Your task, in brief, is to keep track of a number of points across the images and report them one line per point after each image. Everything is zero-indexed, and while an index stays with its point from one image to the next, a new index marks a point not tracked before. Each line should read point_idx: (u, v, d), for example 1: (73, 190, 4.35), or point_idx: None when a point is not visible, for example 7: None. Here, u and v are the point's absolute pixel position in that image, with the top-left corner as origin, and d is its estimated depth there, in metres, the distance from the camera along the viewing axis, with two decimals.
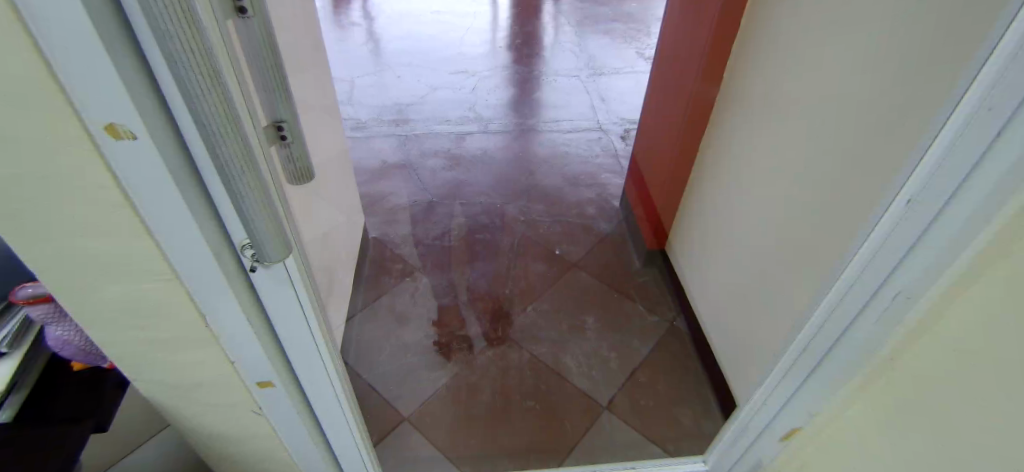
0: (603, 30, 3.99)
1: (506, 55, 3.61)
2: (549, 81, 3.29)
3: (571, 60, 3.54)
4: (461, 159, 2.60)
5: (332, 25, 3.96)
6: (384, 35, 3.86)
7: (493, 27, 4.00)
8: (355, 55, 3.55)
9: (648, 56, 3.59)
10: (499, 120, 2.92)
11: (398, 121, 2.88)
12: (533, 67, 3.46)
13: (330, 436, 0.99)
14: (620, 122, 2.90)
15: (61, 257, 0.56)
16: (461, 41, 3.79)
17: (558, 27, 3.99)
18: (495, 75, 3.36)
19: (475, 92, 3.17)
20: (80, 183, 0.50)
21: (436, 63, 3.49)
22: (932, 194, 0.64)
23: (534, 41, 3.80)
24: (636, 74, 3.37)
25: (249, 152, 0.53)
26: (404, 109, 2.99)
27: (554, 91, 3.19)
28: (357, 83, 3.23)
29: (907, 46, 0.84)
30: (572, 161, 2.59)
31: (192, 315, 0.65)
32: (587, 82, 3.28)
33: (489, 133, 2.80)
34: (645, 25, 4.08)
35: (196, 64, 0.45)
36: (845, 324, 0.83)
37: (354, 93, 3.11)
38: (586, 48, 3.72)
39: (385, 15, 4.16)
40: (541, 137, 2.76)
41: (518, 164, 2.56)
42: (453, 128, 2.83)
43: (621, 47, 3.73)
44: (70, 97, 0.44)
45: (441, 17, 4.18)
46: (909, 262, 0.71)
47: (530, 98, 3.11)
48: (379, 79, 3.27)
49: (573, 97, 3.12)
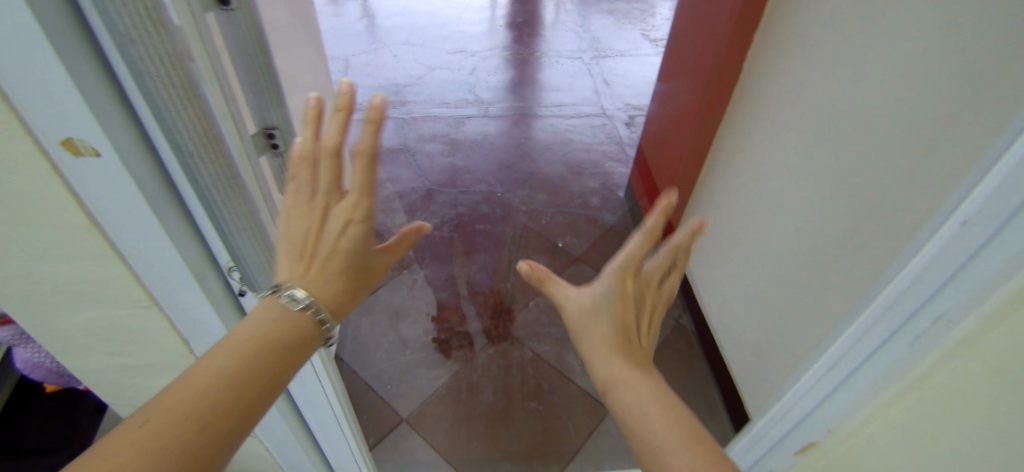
0: (606, 10, 3.84)
1: (506, 35, 3.48)
2: (551, 62, 3.17)
3: (575, 41, 3.41)
4: (461, 144, 2.51)
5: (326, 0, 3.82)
6: (378, 11, 3.71)
7: (493, 5, 3.84)
8: (347, 32, 3.41)
9: (653, 38, 3.47)
10: (499, 103, 2.82)
11: (395, 103, 2.77)
12: (534, 47, 3.34)
13: (324, 452, 0.94)
14: (625, 108, 2.80)
15: (23, 287, 0.50)
16: (459, 19, 3.65)
17: (559, 6, 3.86)
18: (496, 56, 3.23)
19: (475, 73, 3.05)
20: (37, 205, 0.43)
21: (434, 43, 3.34)
22: (1001, 199, 0.54)
23: (535, 20, 3.67)
24: (641, 57, 3.25)
25: (232, 170, 0.47)
26: (401, 90, 2.87)
27: (556, 73, 3.08)
28: (352, 61, 3.10)
29: (966, 45, 0.77)
30: (574, 148, 2.51)
31: (175, 341, 0.59)
32: (592, 65, 3.16)
33: (489, 117, 2.70)
34: (652, 5, 3.93)
35: (175, 82, 0.39)
36: (878, 342, 0.75)
37: (348, 72, 3.00)
38: (590, 28, 3.59)
39: None
40: (542, 122, 2.67)
41: (519, 152, 2.47)
42: (452, 112, 2.73)
43: (626, 28, 3.59)
44: (16, 107, 0.36)
45: None
46: (953, 283, 0.62)
47: (532, 81, 3.00)
48: (375, 58, 3.14)
49: (579, 80, 3.02)
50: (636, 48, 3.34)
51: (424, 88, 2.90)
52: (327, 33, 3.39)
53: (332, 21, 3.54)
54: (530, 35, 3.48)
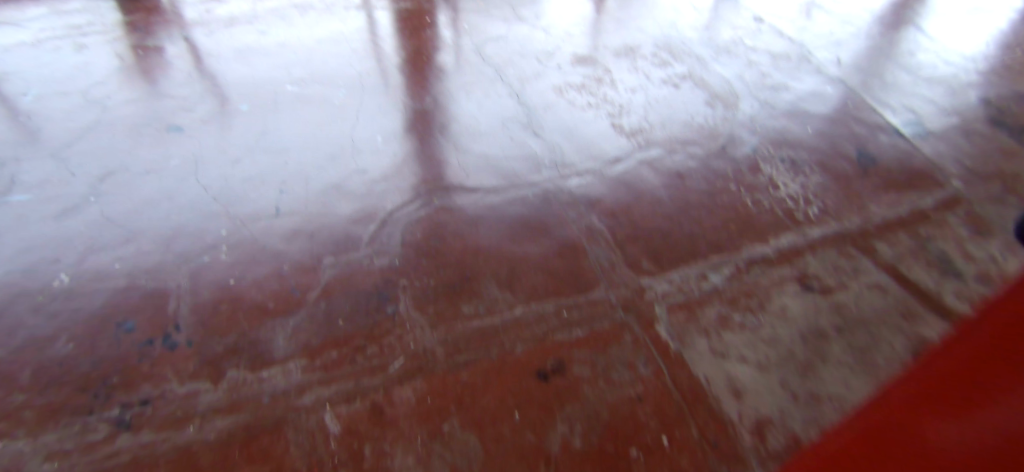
0: (549, 89, 2.51)
1: (423, 153, 2.22)
2: (507, 209, 2.05)
3: (527, 163, 2.21)
4: (419, 449, 1.43)
5: (113, 107, 2.25)
6: (222, 151, 2.10)
7: (388, 93, 2.47)
8: (171, 210, 1.90)
9: (631, 134, 2.38)
10: (457, 320, 1.72)
11: (280, 368, 1.58)
12: (471, 176, 2.15)
13: None
14: (642, 289, 1.85)
15: None
16: (343, 120, 2.30)
17: (482, 71, 2.63)
18: (427, 210, 2.01)
19: (400, 260, 1.86)
20: None
21: (320, 200, 2.00)
22: None
23: (457, 107, 2.44)
24: (627, 182, 2.19)
25: None
26: (285, 332, 1.66)
27: (523, 230, 1.99)
28: (180, 273, 1.75)
29: None
30: (606, 408, 1.52)
31: None
32: (571, 203, 2.09)
33: (449, 360, 1.61)
34: (604, 66, 2.67)
35: None
36: None
37: (177, 308, 1.67)
38: (540, 131, 2.34)
39: (208, 73, 2.48)
40: (538, 352, 1.65)
41: (524, 442, 1.44)
42: (377, 375, 1.57)
43: (587, 119, 2.41)
44: None
45: (301, 64, 2.57)
46: None
47: (488, 256, 1.91)
48: (220, 257, 1.80)
49: (562, 234, 1.98)
50: (612, 156, 2.28)
51: (325, 315, 1.71)
52: (137, 222, 1.87)
53: (157, 195, 1.94)
54: (458, 157, 2.21)
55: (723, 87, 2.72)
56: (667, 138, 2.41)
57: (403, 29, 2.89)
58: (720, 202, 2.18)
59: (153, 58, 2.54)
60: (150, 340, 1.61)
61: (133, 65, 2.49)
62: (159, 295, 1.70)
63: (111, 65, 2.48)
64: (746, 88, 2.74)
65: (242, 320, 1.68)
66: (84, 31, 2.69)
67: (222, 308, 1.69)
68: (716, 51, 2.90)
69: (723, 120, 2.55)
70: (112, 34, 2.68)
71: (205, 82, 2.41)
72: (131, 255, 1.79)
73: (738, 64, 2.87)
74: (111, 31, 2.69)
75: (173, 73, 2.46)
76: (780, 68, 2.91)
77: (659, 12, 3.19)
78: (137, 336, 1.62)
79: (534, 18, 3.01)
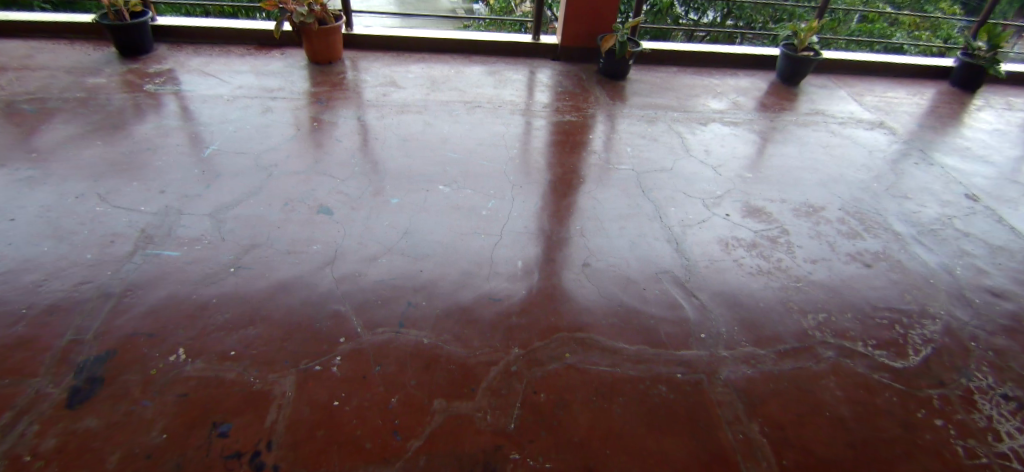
0: (714, 242, 2.27)
1: (567, 289, 2.01)
2: (653, 385, 1.72)
3: (678, 330, 1.90)
4: None
5: (284, 178, 2.39)
6: (363, 245, 2.08)
7: (540, 210, 2.37)
8: (297, 304, 1.84)
9: (809, 317, 2.01)
10: None
11: None
12: (615, 329, 1.88)
13: None
14: None
15: None
16: (488, 235, 2.20)
17: (640, 202, 2.45)
18: (557, 367, 1.73)
19: (518, 423, 1.56)
20: None
21: (446, 326, 1.83)
22: None
23: (609, 240, 2.24)
24: (802, 379, 1.79)
25: None
26: None
27: (668, 417, 1.63)
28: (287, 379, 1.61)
29: None
30: None
31: None
32: (726, 399, 1.70)
33: None
34: (781, 225, 2.41)
35: None
36: None
37: (274, 418, 1.50)
38: (698, 290, 2.06)
39: (375, 158, 2.57)
40: None
41: None
42: None
43: (753, 289, 2.09)
44: None
45: (460, 163, 2.59)
46: None
47: (623, 447, 1.53)
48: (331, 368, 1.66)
49: (714, 442, 1.57)
50: (781, 343, 1.90)
51: None
52: (264, 307, 1.82)
53: (289, 279, 1.92)
54: (600, 304, 1.96)
55: (926, 276, 2.24)
56: (853, 333, 1.97)
57: (561, 144, 2.83)
58: (923, 443, 1.61)
59: (328, 136, 2.69)
60: (239, 453, 1.40)
61: (311, 140, 2.65)
62: (258, 400, 1.55)
63: (290, 135, 2.67)
64: (956, 284, 2.22)
65: (334, 457, 1.43)
66: (278, 99, 2.99)
67: (318, 435, 1.48)
68: (918, 230, 2.48)
69: (926, 322, 2.04)
70: (300, 106, 2.94)
71: (367, 168, 2.49)
72: (248, 343, 1.70)
73: (945, 248, 2.39)
74: (301, 104, 2.96)
75: (343, 155, 2.57)
76: (1006, 263, 2.34)
77: (848, 167, 2.86)
78: (228, 445, 1.42)
79: (704, 152, 2.85)
